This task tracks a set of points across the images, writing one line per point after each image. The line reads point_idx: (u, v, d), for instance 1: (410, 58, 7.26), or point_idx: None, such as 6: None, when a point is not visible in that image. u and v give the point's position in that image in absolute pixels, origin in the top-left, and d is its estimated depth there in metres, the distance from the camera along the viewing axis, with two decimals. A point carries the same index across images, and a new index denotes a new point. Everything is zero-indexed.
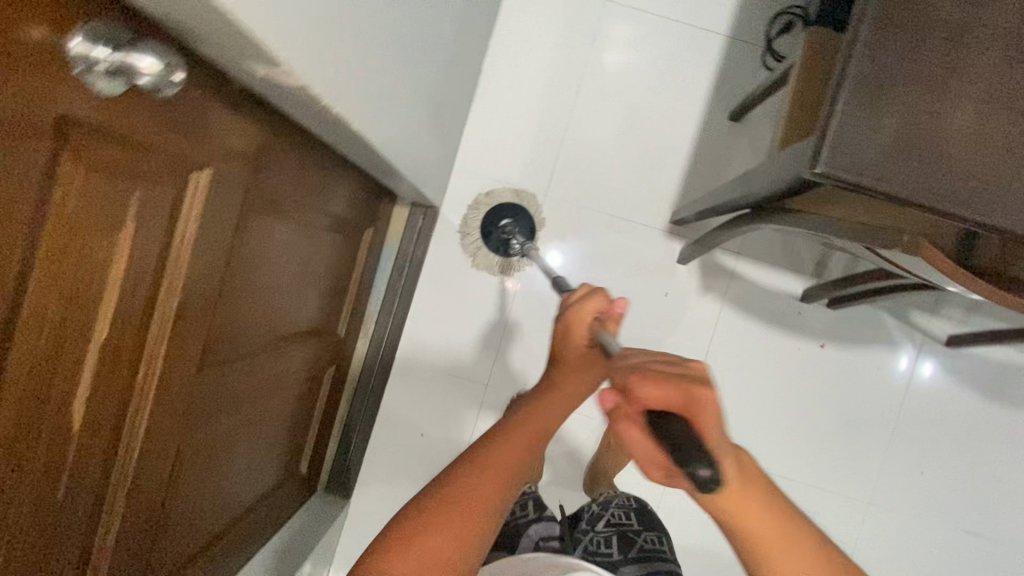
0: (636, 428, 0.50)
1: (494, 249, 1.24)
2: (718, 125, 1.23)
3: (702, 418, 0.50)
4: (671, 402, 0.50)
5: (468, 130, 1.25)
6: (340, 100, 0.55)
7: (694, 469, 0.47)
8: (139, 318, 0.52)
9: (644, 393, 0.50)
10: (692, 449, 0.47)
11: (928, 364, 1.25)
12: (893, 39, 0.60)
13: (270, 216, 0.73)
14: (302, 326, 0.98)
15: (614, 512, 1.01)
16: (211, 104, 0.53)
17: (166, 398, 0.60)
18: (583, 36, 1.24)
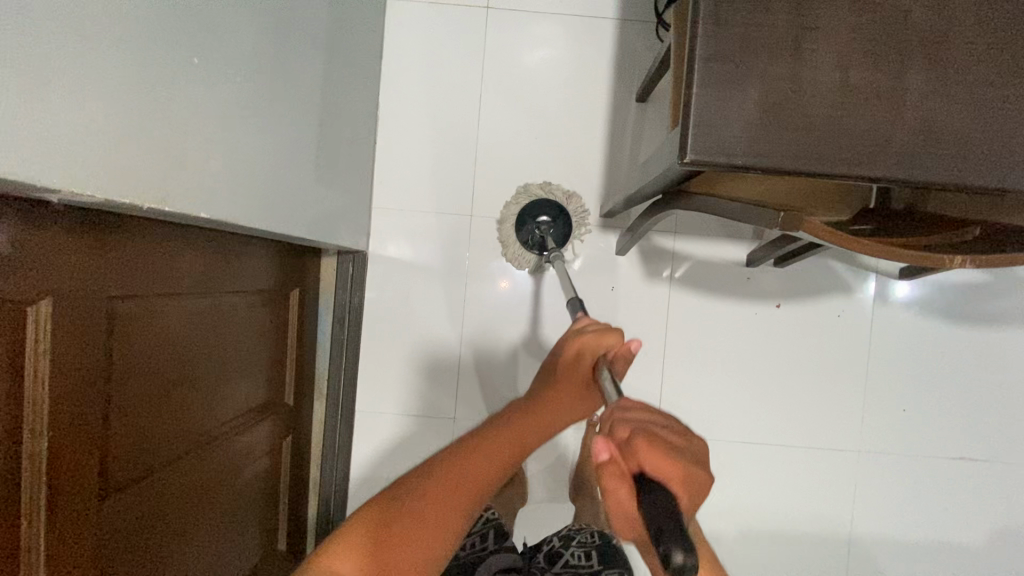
0: (622, 485, 0.49)
1: (528, 246, 1.17)
2: (626, 108, 1.21)
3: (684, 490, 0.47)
4: (663, 473, 0.47)
5: (379, 166, 1.22)
6: (138, 188, 0.52)
7: (668, 551, 0.43)
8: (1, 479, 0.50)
9: (643, 458, 0.47)
10: (671, 530, 0.44)
11: (903, 285, 1.23)
12: (735, 9, 0.57)
13: (166, 314, 0.71)
14: (246, 409, 0.95)
15: (575, 551, 0.94)
16: (32, 233, 0.50)
17: (65, 545, 0.58)
18: (472, 48, 1.21)
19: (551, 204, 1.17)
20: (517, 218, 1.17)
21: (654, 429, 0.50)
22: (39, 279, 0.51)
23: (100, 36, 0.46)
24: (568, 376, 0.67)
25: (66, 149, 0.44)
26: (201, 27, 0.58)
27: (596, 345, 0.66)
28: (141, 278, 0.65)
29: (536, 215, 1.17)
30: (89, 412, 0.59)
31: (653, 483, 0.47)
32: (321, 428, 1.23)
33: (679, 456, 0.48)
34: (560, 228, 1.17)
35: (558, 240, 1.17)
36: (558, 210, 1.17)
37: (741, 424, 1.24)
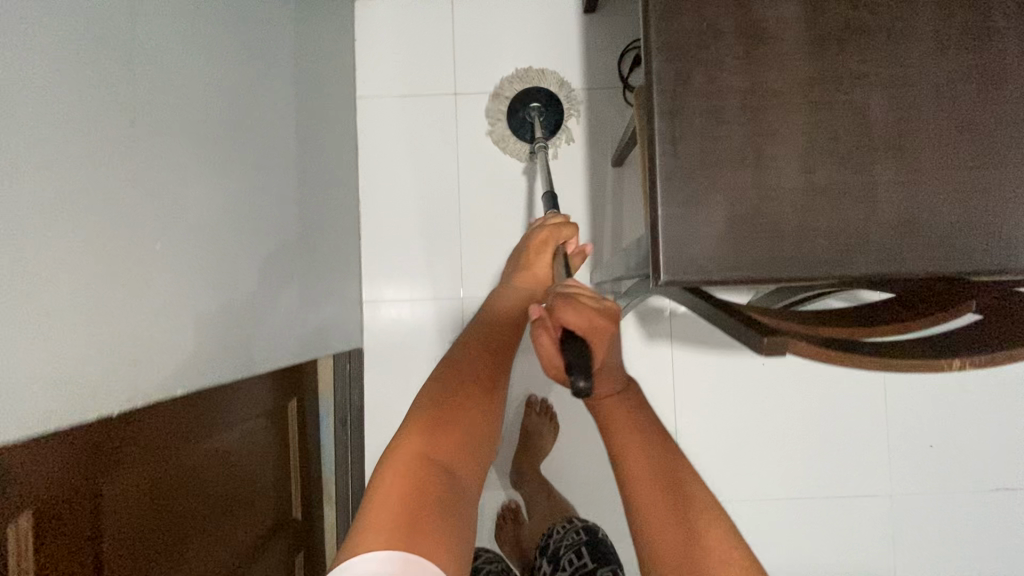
0: (547, 337, 0.55)
1: (517, 131, 1.18)
2: (604, 172, 1.21)
3: (597, 341, 0.54)
4: (578, 325, 0.53)
5: (365, 259, 1.23)
6: (106, 395, 0.52)
7: (574, 381, 0.50)
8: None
9: (562, 315, 0.54)
10: (582, 366, 0.51)
11: None
12: (689, 126, 0.56)
13: (160, 476, 0.69)
14: (254, 535, 0.93)
15: (567, 556, 1.03)
16: (18, 450, 0.48)
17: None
18: (444, 132, 1.22)
19: (544, 93, 1.17)
20: (512, 103, 1.18)
21: (580, 297, 0.57)
22: (20, 499, 0.50)
23: (50, 268, 0.45)
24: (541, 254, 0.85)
25: (28, 392, 0.43)
26: (159, 212, 0.59)
27: (557, 234, 0.86)
28: (129, 453, 0.63)
29: (528, 103, 1.17)
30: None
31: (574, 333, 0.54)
32: (333, 532, 1.21)
33: (590, 312, 0.54)
34: (552, 116, 1.17)
35: (550, 130, 1.18)
36: (551, 98, 1.17)
37: (762, 479, 1.19)
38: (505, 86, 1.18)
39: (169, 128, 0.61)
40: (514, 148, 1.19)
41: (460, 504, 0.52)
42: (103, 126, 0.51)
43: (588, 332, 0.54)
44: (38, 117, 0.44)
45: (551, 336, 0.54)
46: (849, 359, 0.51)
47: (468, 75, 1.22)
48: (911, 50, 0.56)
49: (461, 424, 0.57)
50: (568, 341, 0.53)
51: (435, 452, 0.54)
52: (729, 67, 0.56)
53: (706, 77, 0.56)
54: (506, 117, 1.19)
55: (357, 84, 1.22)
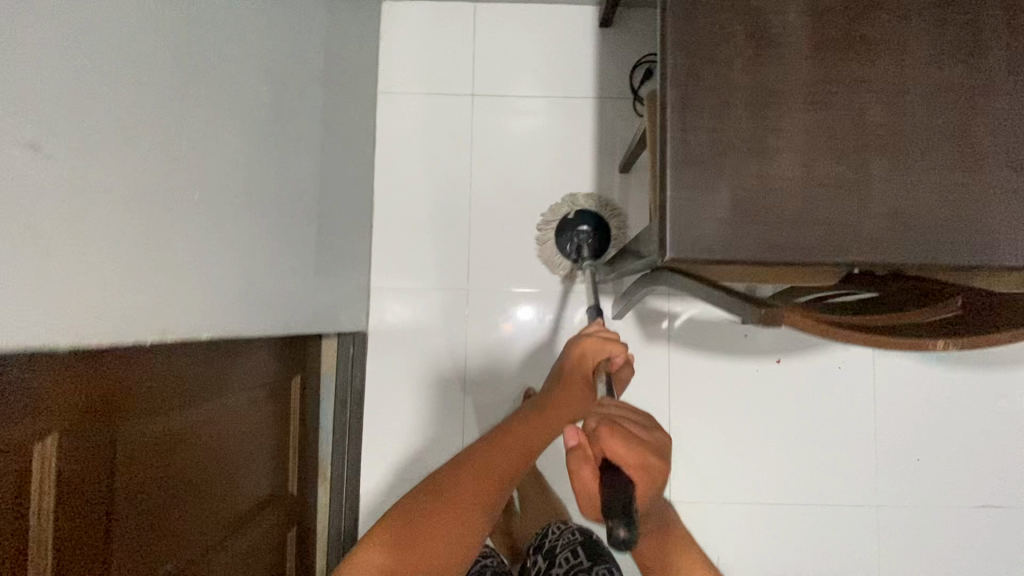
0: (587, 466, 0.59)
1: (563, 248, 1.22)
2: (611, 178, 1.26)
3: (641, 477, 0.58)
4: (624, 457, 0.58)
5: (375, 248, 1.27)
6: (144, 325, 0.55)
7: (613, 527, 0.53)
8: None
9: (607, 445, 0.58)
10: (622, 512, 0.53)
11: None
12: (700, 118, 0.61)
13: (168, 422, 0.72)
14: (250, 507, 0.94)
15: (563, 554, 1.04)
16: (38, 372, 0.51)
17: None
18: (462, 132, 1.28)
19: (591, 216, 1.21)
20: (558, 224, 1.22)
21: (625, 425, 0.61)
22: (46, 419, 0.53)
23: (97, 196, 0.48)
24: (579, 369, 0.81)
25: (67, 306, 0.46)
26: (199, 166, 0.63)
27: (601, 348, 0.83)
28: (143, 396, 0.66)
29: (576, 226, 1.21)
30: (89, 551, 0.59)
31: (614, 464, 0.58)
32: (325, 514, 1.22)
33: (636, 445, 0.58)
34: (600, 241, 1.20)
35: (597, 252, 1.20)
36: (599, 223, 1.20)
37: (750, 483, 1.22)
38: (554, 206, 1.23)
39: (211, 88, 0.65)
40: (556, 262, 1.24)
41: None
42: (159, 76, 0.55)
43: (636, 467, 0.57)
44: (100, 52, 0.48)
45: (592, 469, 0.59)
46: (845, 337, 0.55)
47: (487, 78, 1.28)
48: (905, 60, 0.61)
49: (460, 512, 0.67)
50: (611, 472, 0.57)
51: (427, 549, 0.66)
52: (738, 64, 0.61)
53: (717, 73, 0.61)
54: (555, 234, 1.23)
55: (379, 82, 1.28)
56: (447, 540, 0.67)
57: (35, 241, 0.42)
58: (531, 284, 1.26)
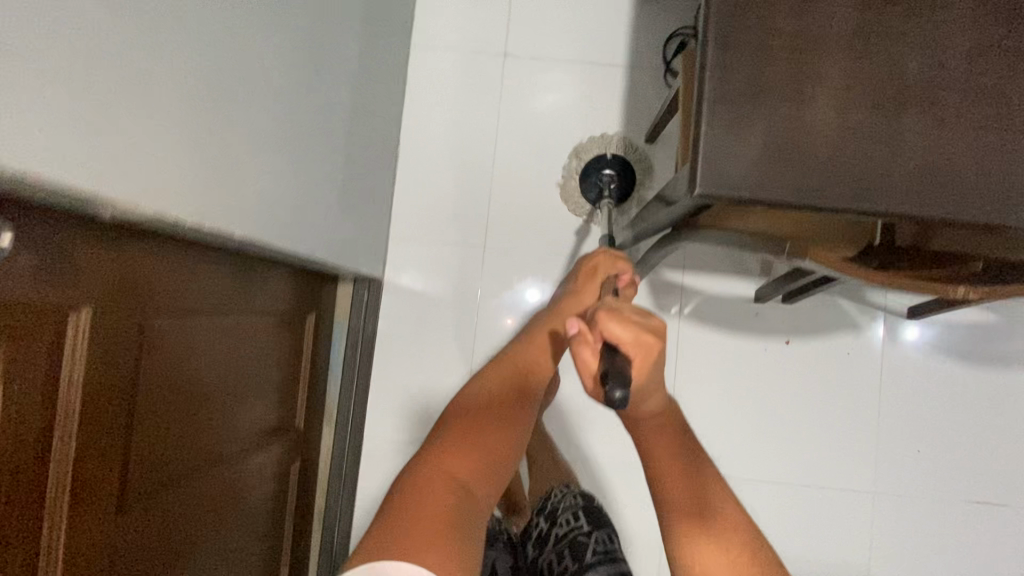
0: (588, 352, 0.57)
1: (587, 189, 1.25)
2: (636, 148, 1.26)
3: (647, 357, 0.54)
4: (625, 339, 0.53)
5: (397, 199, 1.28)
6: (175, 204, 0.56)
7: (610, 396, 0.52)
8: (29, 491, 0.52)
9: (606, 325, 0.54)
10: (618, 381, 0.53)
11: (913, 328, 1.23)
12: (739, 58, 0.61)
13: (189, 327, 0.73)
14: (257, 433, 0.96)
15: (564, 518, 1.05)
16: (72, 242, 0.53)
17: (86, 565, 0.59)
18: (491, 90, 1.28)
19: (615, 160, 1.25)
20: (584, 167, 1.26)
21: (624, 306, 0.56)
22: (80, 293, 0.54)
23: (150, 72, 0.50)
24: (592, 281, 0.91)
25: (107, 174, 0.47)
26: (245, 68, 0.64)
27: (610, 264, 0.92)
28: (167, 294, 0.68)
29: (602, 168, 1.25)
30: (110, 434, 0.61)
31: (616, 347, 0.54)
32: (328, 454, 1.24)
33: (638, 325, 0.54)
34: (623, 186, 1.24)
35: (619, 197, 1.24)
36: (625, 166, 1.24)
37: (748, 460, 1.22)
38: (580, 150, 1.26)
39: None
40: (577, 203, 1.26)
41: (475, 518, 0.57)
42: None
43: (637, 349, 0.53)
44: None
45: (591, 352, 0.57)
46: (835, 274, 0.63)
47: (520, 39, 1.28)
48: (947, 17, 0.62)
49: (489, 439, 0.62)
50: (611, 354, 0.54)
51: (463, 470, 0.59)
52: (780, 9, 0.62)
53: (759, 16, 0.62)
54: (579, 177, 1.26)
55: (413, 35, 1.29)
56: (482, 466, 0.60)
57: (90, 99, 0.44)
58: (547, 246, 1.27)
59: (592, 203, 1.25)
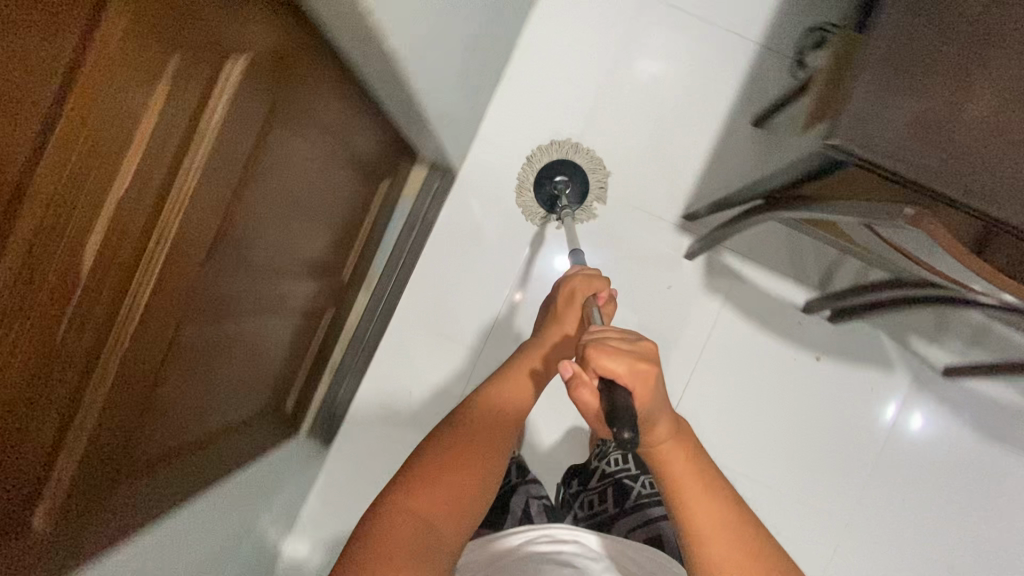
0: (588, 389, 0.62)
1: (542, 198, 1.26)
2: (741, 127, 1.25)
3: (641, 386, 0.60)
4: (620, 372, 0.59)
5: (496, 101, 1.29)
6: None
7: (620, 430, 0.55)
8: (161, 176, 0.54)
9: (597, 361, 0.60)
10: (624, 414, 0.57)
11: (918, 416, 1.23)
12: (917, 27, 0.62)
13: (293, 126, 0.76)
14: (308, 263, 0.99)
15: (613, 460, 1.11)
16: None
17: (161, 300, 0.61)
18: (620, 25, 1.27)
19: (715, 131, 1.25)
20: (537, 175, 1.25)
21: (611, 343, 0.63)
22: (239, 40, 0.57)
23: None
24: (570, 304, 0.91)
25: None
26: None
27: (588, 284, 0.91)
28: (290, 84, 0.70)
29: (555, 174, 1.25)
30: (216, 189, 0.63)
31: (612, 379, 0.60)
32: (357, 316, 1.29)
33: (624, 356, 0.61)
34: (577, 190, 1.25)
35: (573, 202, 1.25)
36: (579, 169, 1.25)
37: (743, 454, 1.25)
38: (530, 158, 1.26)
39: None
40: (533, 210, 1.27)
41: (442, 549, 0.61)
42: None
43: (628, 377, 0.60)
44: None
45: (591, 389, 0.62)
46: (926, 257, 0.64)
47: None
48: None
49: (458, 478, 0.66)
50: (608, 385, 0.60)
51: (431, 512, 0.62)
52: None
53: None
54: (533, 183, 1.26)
55: None
56: (452, 502, 0.64)
57: None
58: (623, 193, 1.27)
59: (547, 210, 1.26)
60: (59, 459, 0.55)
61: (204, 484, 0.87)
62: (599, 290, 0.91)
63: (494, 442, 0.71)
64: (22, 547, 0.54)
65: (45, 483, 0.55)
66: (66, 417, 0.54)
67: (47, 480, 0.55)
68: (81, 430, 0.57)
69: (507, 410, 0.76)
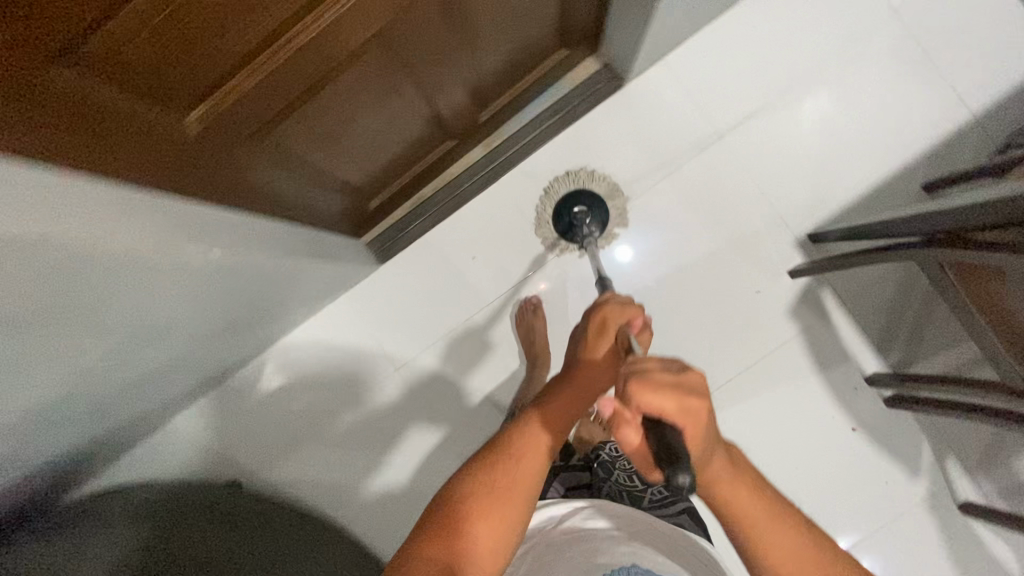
0: (633, 429, 0.57)
1: (563, 226, 1.22)
2: (908, 185, 1.20)
3: (691, 425, 0.56)
4: (670, 411, 0.55)
5: (696, 39, 1.24)
6: None
7: (675, 474, 0.51)
8: None
9: (641, 400, 0.55)
10: (680, 460, 0.52)
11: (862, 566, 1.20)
12: None
13: None
14: (473, 77, 0.99)
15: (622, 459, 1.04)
16: None
17: None
18: (849, 31, 1.22)
19: (882, 176, 1.21)
20: (555, 207, 1.23)
21: (652, 374, 0.57)
22: None
23: None
24: (601, 333, 0.81)
25: None
26: None
27: (620, 312, 0.83)
28: None
29: (572, 205, 1.22)
30: None
31: (659, 419, 0.56)
32: (463, 165, 1.29)
33: (672, 392, 0.56)
34: (600, 214, 1.22)
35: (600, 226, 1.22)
36: (597, 199, 1.22)
37: None
38: (548, 190, 1.24)
39: None
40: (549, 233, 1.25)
41: None
42: None
43: (679, 416, 0.55)
44: None
45: (635, 427, 0.57)
46: None
47: (915, 15, 1.20)
48: None
49: (476, 532, 0.59)
50: (656, 425, 0.55)
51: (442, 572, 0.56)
52: None
53: None
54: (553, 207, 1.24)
55: None
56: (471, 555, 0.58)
57: None
58: (764, 185, 1.23)
59: (562, 238, 1.25)
60: (239, 71, 0.58)
61: (285, 204, 0.91)
62: (634, 317, 0.83)
63: (522, 481, 0.63)
64: (172, 129, 0.58)
65: (215, 85, 0.58)
66: (264, 33, 0.56)
67: (225, 81, 0.59)
68: (266, 58, 0.59)
69: (532, 441, 0.66)
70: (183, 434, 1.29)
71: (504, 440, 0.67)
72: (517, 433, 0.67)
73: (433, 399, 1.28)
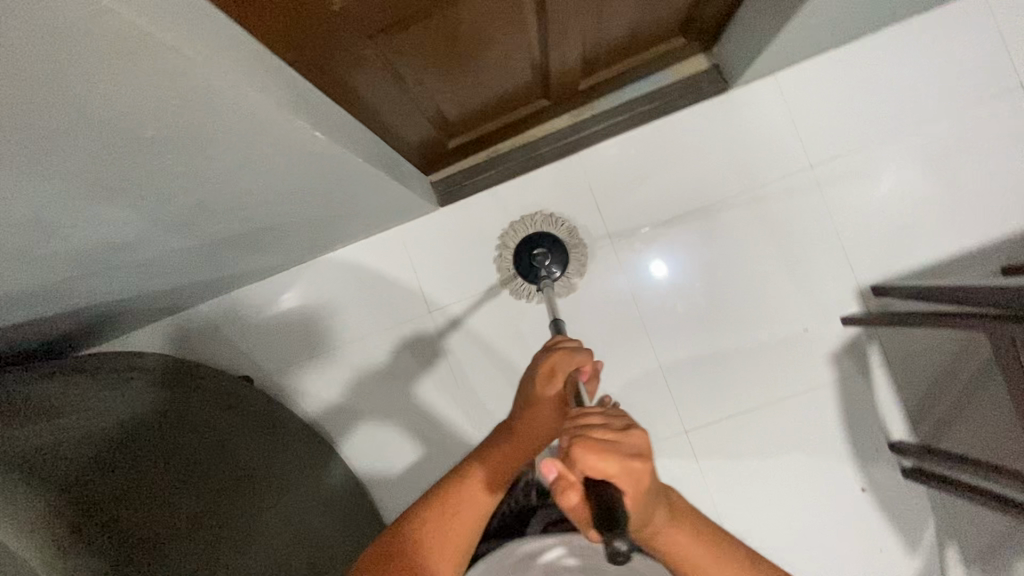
0: (576, 491, 0.55)
1: (522, 267, 1.20)
2: (985, 263, 1.18)
3: (630, 486, 0.54)
4: (610, 472, 0.53)
5: (814, 62, 1.21)
6: None
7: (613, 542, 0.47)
8: None
9: (581, 462, 0.53)
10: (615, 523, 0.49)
11: None
12: None
13: None
14: (591, 44, 0.99)
15: None
16: None
17: None
18: (970, 93, 1.18)
19: (961, 248, 1.18)
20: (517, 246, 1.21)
21: (590, 436, 0.55)
22: None
23: None
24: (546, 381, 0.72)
25: None
26: None
27: (569, 360, 0.73)
28: None
29: (533, 247, 1.19)
30: None
31: (601, 480, 0.53)
32: (546, 130, 1.29)
33: (611, 452, 0.54)
34: (558, 258, 1.19)
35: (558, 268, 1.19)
36: (560, 243, 1.20)
37: (738, 506, 1.21)
38: (510, 233, 1.23)
39: None
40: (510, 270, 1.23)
41: None
42: None
43: (617, 477, 0.53)
44: None
45: (578, 489, 0.55)
46: None
47: None
48: None
49: None
50: (595, 486, 0.53)
51: None
52: None
53: None
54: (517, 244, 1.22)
55: None
56: None
57: None
58: (840, 226, 1.21)
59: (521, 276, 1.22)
60: None
61: (379, 115, 0.92)
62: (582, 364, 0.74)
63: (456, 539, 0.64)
64: None
65: None
66: None
67: None
68: None
69: (465, 501, 0.65)
70: (212, 319, 1.32)
71: (436, 498, 0.65)
72: (451, 487, 0.65)
73: (429, 370, 1.29)
